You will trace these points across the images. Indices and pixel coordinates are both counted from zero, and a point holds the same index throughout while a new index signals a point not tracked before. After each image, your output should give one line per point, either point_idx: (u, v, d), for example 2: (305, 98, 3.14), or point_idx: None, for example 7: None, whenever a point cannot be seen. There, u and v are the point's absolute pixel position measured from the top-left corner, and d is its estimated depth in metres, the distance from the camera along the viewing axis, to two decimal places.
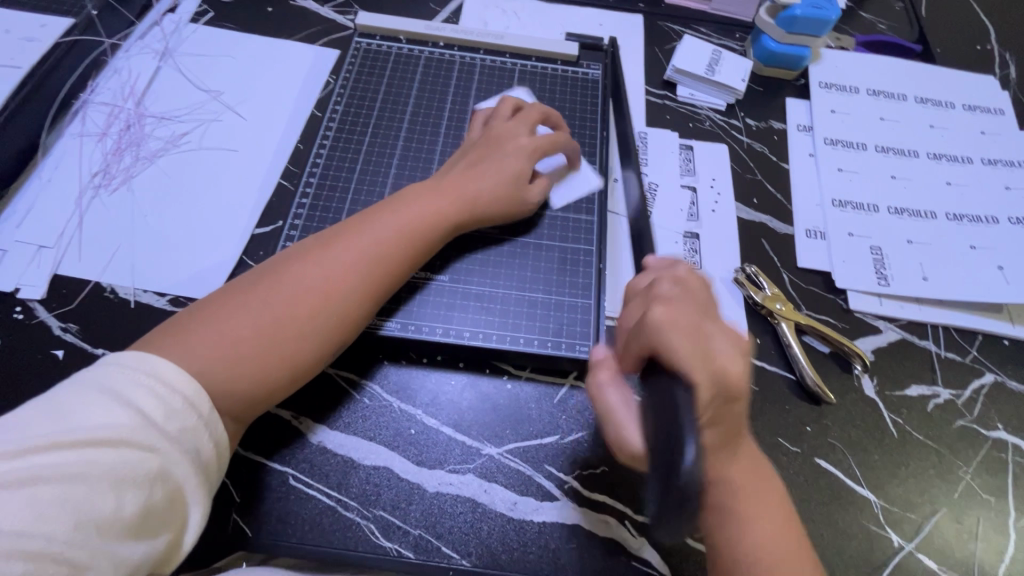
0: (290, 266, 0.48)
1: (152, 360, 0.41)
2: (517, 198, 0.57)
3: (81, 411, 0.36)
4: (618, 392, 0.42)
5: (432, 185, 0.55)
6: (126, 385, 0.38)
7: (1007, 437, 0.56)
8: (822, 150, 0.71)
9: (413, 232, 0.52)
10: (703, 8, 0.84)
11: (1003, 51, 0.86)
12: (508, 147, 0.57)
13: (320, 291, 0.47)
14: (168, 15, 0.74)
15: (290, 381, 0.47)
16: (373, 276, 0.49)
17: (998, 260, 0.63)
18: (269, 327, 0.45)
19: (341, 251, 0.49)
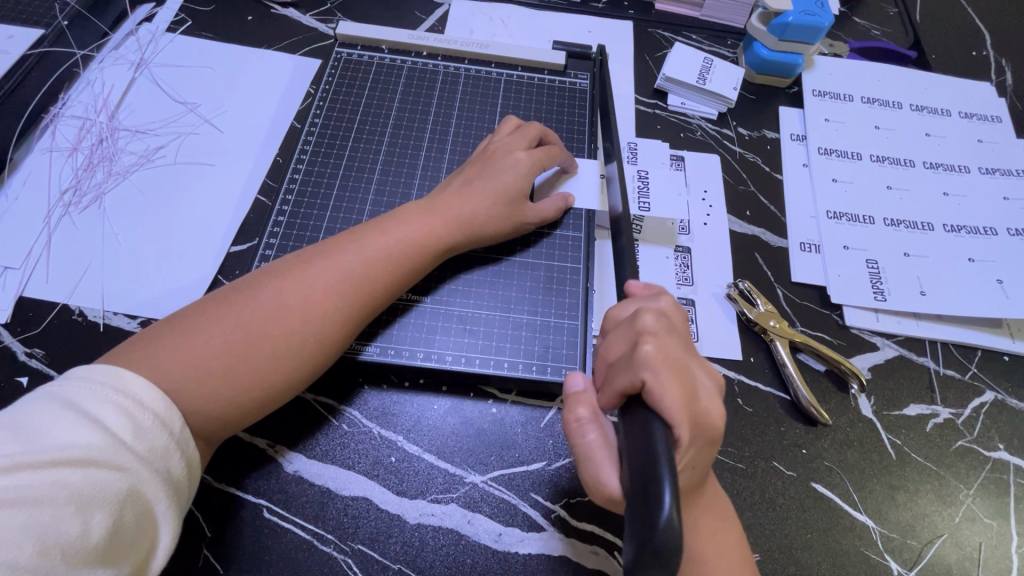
0: (273, 281, 0.46)
1: (118, 376, 0.38)
2: (514, 215, 0.54)
3: (47, 428, 0.34)
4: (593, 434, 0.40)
5: (423, 204, 0.53)
6: (92, 402, 0.36)
7: (1008, 457, 0.55)
8: (816, 161, 0.70)
9: (402, 253, 0.50)
10: (694, 15, 0.82)
11: (999, 57, 0.85)
12: (505, 164, 0.55)
13: (301, 311, 0.45)
14: (144, 24, 0.71)
15: (261, 405, 0.44)
16: (356, 297, 0.47)
17: (997, 274, 0.62)
18: (245, 345, 0.43)
19: (326, 270, 0.47)
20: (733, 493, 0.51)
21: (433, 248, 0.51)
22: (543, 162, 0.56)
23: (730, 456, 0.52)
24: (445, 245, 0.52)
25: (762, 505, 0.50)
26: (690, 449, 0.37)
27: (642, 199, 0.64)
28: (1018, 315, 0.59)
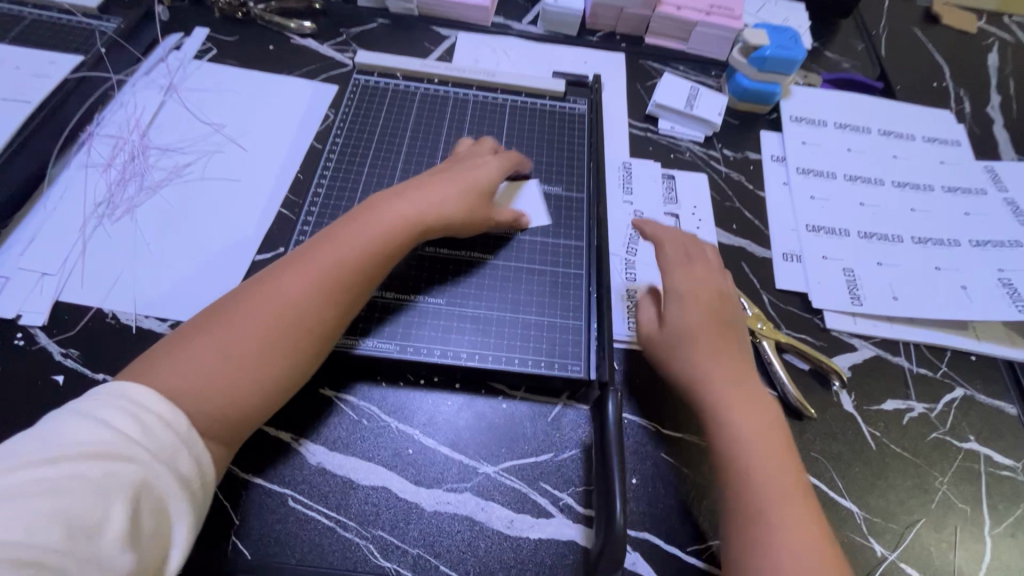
0: (260, 289, 0.49)
1: (127, 390, 0.41)
2: (482, 206, 0.59)
3: (69, 431, 0.38)
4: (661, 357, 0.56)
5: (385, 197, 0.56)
6: (105, 408, 0.40)
7: (978, 448, 0.59)
8: (795, 180, 0.76)
9: (373, 242, 0.53)
10: (681, 48, 0.90)
11: (957, 87, 0.93)
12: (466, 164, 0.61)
13: (281, 307, 0.48)
14: (173, 52, 0.77)
15: (266, 400, 0.46)
16: (332, 287, 0.50)
17: (962, 281, 0.67)
18: (237, 348, 0.46)
19: (305, 269, 0.50)
20: None
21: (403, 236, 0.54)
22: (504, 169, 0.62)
23: None
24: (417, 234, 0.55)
25: None
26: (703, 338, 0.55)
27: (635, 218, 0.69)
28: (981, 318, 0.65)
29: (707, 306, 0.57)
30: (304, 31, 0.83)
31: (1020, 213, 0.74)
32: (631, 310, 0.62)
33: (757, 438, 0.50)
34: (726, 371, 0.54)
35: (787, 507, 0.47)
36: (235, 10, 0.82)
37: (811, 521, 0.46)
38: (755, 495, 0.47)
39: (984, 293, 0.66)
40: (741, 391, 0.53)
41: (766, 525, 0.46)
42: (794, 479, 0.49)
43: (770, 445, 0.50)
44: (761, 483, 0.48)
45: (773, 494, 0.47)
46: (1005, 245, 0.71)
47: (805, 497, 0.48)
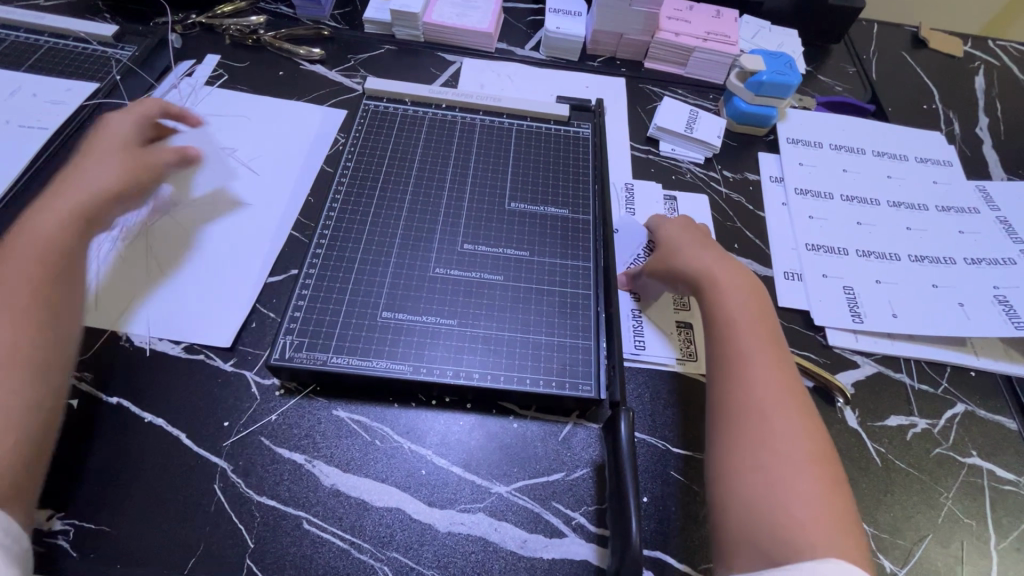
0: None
1: None
2: (128, 172, 0.60)
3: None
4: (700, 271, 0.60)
5: (52, 200, 0.56)
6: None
7: (981, 463, 0.60)
8: (793, 200, 0.78)
9: (48, 233, 0.52)
10: (679, 72, 0.93)
11: (947, 109, 0.96)
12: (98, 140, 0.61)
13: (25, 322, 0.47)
14: (185, 78, 0.78)
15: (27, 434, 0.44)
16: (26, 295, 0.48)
17: (960, 297, 0.69)
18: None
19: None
20: None
21: (72, 234, 0.53)
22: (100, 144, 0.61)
23: None
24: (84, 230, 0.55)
25: None
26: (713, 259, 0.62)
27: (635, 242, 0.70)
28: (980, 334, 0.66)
29: (703, 242, 0.64)
30: (313, 57, 0.85)
31: (1012, 231, 0.76)
32: (638, 329, 0.63)
33: (761, 371, 0.52)
34: (733, 308, 0.56)
35: (785, 436, 0.48)
36: (246, 37, 0.85)
37: (813, 452, 0.47)
38: (755, 423, 0.49)
39: (982, 309, 0.67)
40: (749, 328, 0.55)
41: (763, 451, 0.47)
42: (798, 412, 0.49)
43: (772, 378, 0.51)
44: (761, 414, 0.49)
45: (774, 425, 0.48)
46: (1000, 262, 0.72)
47: (808, 429, 0.49)
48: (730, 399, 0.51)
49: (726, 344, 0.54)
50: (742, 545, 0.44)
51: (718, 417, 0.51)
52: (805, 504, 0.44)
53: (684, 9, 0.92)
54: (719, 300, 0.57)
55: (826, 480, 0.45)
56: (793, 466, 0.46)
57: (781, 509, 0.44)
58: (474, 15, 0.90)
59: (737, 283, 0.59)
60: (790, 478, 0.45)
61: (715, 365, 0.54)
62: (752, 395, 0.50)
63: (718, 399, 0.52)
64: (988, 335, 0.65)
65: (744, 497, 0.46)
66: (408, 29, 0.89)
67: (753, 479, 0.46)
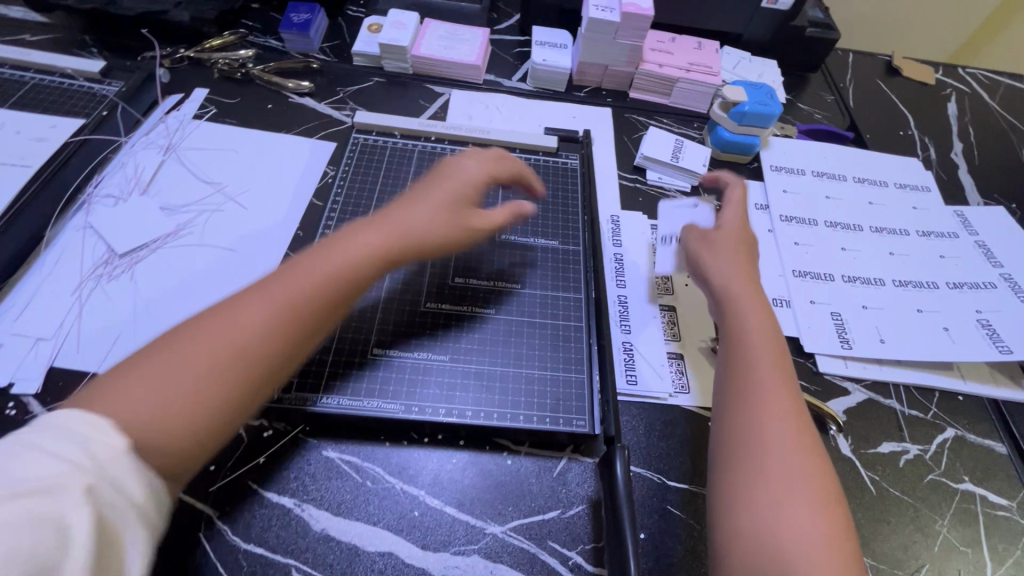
0: (232, 310, 0.46)
1: (79, 419, 0.37)
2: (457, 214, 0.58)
3: (28, 441, 0.34)
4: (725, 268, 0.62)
5: (371, 221, 0.56)
6: (52, 441, 0.34)
7: (973, 488, 0.60)
8: (779, 227, 0.79)
9: (358, 258, 0.52)
10: (664, 102, 0.95)
11: (922, 135, 0.99)
12: (444, 181, 0.59)
13: (243, 340, 0.45)
14: (172, 112, 0.78)
15: (218, 426, 0.43)
16: (308, 304, 0.48)
17: (945, 322, 0.70)
18: (209, 344, 0.44)
19: (261, 302, 0.47)
20: None
21: (380, 265, 0.53)
22: (487, 173, 0.63)
23: None
24: (420, 254, 0.56)
25: None
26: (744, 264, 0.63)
27: (619, 276, 0.71)
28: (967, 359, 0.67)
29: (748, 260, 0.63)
30: (302, 90, 0.85)
31: (991, 255, 0.78)
32: (629, 363, 0.63)
33: (780, 419, 0.50)
34: (756, 349, 0.55)
35: (802, 487, 0.46)
36: (234, 71, 0.85)
37: (828, 504, 0.46)
38: (773, 472, 0.47)
39: (966, 333, 0.69)
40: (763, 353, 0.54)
41: (779, 501, 0.45)
42: (817, 464, 0.48)
43: (792, 426, 0.49)
44: (778, 461, 0.47)
45: (792, 477, 0.46)
46: (981, 287, 0.74)
47: (824, 481, 0.47)
48: (747, 446, 0.49)
49: (745, 386, 0.52)
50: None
51: (734, 461, 0.49)
52: (817, 555, 0.43)
53: (667, 41, 0.94)
54: (743, 342, 0.55)
55: (838, 535, 0.44)
56: (806, 520, 0.44)
57: (794, 560, 0.42)
58: (462, 47, 0.92)
59: (761, 318, 0.57)
60: (804, 531, 0.44)
61: (732, 407, 0.52)
62: (770, 444, 0.48)
63: (733, 442, 0.50)
64: (974, 360, 0.66)
65: (755, 544, 0.44)
66: (397, 62, 0.90)
67: (768, 526, 0.44)
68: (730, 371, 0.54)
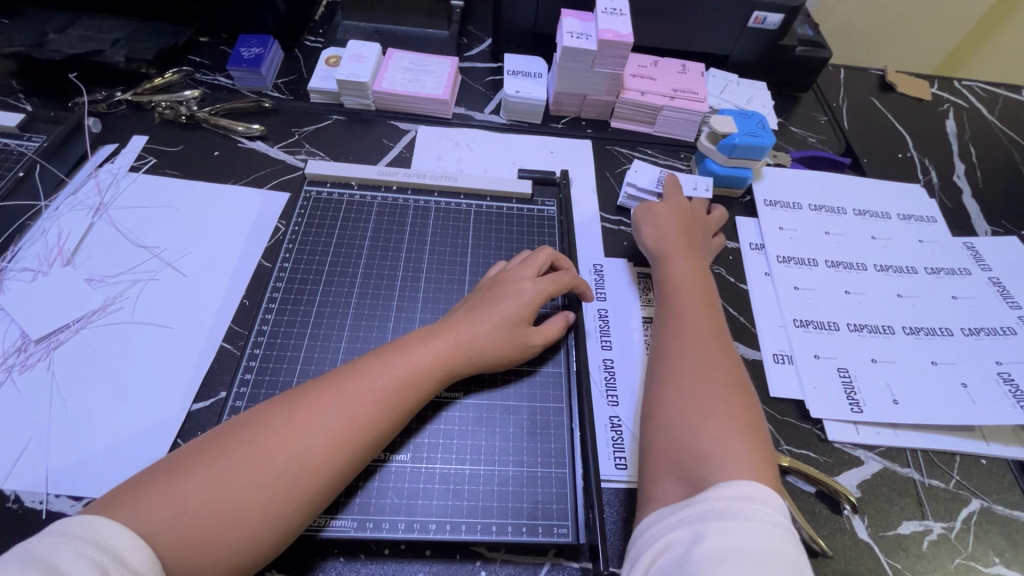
0: (285, 417, 0.45)
1: (103, 529, 0.36)
2: (524, 334, 0.55)
3: (50, 558, 0.33)
4: (666, 247, 0.66)
5: (439, 325, 0.55)
6: (65, 556, 0.34)
7: (1007, 572, 0.54)
8: (776, 270, 0.73)
9: (422, 368, 0.51)
10: (648, 131, 0.88)
11: (922, 157, 0.93)
12: (510, 294, 0.57)
13: (291, 455, 0.44)
14: (105, 165, 0.71)
15: (247, 557, 0.41)
16: (337, 442, 0.45)
17: (961, 377, 0.64)
18: (239, 462, 0.43)
19: (319, 407, 0.46)
20: None
21: (440, 379, 0.51)
22: (553, 290, 0.58)
23: None
24: (478, 367, 0.54)
25: None
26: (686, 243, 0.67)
27: (603, 336, 0.64)
28: (991, 420, 0.60)
29: (691, 225, 0.69)
30: (252, 134, 0.78)
31: (1007, 293, 0.72)
32: (618, 442, 0.56)
33: (694, 333, 0.56)
34: (680, 284, 0.62)
35: (712, 385, 0.51)
36: (178, 115, 0.78)
37: (736, 400, 0.50)
38: (685, 375, 0.52)
39: (985, 389, 0.63)
40: (687, 300, 0.60)
41: (690, 397, 0.50)
42: (727, 368, 0.53)
43: (702, 338, 0.56)
44: (690, 366, 0.53)
45: (701, 376, 0.52)
46: (999, 333, 0.68)
47: (735, 385, 0.52)
48: (665, 356, 0.55)
49: (668, 313, 0.60)
50: (668, 483, 0.46)
51: (655, 372, 0.55)
52: (724, 438, 0.46)
53: (649, 65, 0.87)
54: (669, 308, 0.60)
55: (746, 424, 0.48)
56: (713, 412, 0.49)
57: (701, 441, 0.47)
58: (429, 79, 0.85)
59: (689, 263, 0.64)
60: (709, 418, 0.48)
61: (658, 346, 0.57)
62: (683, 352, 0.54)
63: (656, 357, 0.56)
64: (997, 422, 0.60)
65: (668, 437, 0.49)
66: (358, 98, 0.83)
67: (678, 419, 0.49)
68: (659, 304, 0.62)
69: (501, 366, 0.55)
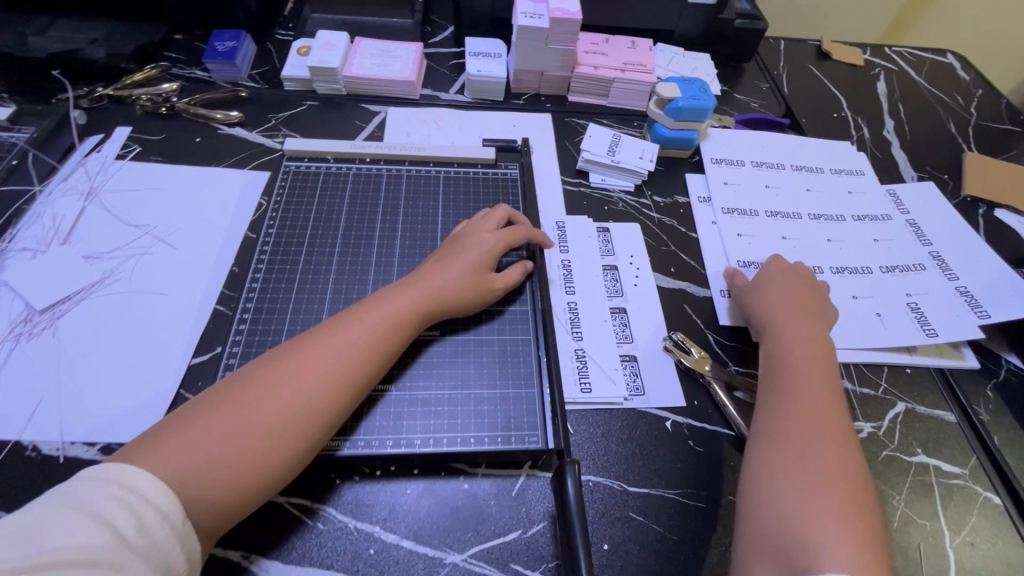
0: (277, 368, 0.50)
1: (126, 473, 0.40)
2: (485, 280, 0.61)
3: (83, 499, 0.38)
4: (781, 312, 0.64)
5: (408, 280, 0.60)
6: (95, 497, 0.38)
7: (927, 460, 0.61)
8: (722, 218, 0.80)
9: (396, 313, 0.56)
10: (603, 103, 0.95)
11: (855, 116, 1.02)
12: (470, 244, 0.63)
13: (290, 400, 0.48)
14: (92, 154, 0.75)
15: (257, 489, 0.46)
16: (335, 388, 0.50)
17: (877, 308, 0.71)
18: (255, 416, 0.47)
19: (309, 355, 0.51)
20: (700, 534, 0.54)
21: (415, 324, 0.57)
22: (510, 241, 0.65)
23: (690, 497, 0.56)
24: (446, 312, 0.59)
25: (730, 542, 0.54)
26: (798, 309, 0.65)
27: (567, 283, 0.70)
28: (899, 341, 0.68)
29: (802, 289, 0.67)
30: (231, 121, 0.83)
31: (921, 234, 0.81)
32: (582, 370, 0.63)
33: (813, 414, 0.54)
34: (792, 351, 0.60)
35: (827, 475, 0.50)
36: (158, 106, 0.82)
37: (849, 494, 0.49)
38: (800, 458, 0.51)
39: (897, 317, 0.71)
40: (805, 369, 0.58)
41: (801, 482, 0.49)
42: (845, 456, 0.52)
43: (821, 419, 0.54)
44: (805, 449, 0.52)
45: (816, 462, 0.51)
46: (911, 269, 0.76)
47: (853, 477, 0.50)
48: (773, 433, 0.54)
49: (783, 381, 0.58)
50: (762, 557, 0.47)
51: (763, 441, 0.54)
52: (829, 531, 0.46)
53: (600, 41, 0.94)
54: (785, 376, 0.58)
55: (856, 521, 0.47)
56: (822, 503, 0.48)
57: (805, 530, 0.47)
58: (396, 64, 0.90)
59: (805, 331, 0.62)
60: (818, 508, 0.48)
61: (768, 413, 0.56)
62: (799, 433, 0.53)
63: (761, 430, 0.55)
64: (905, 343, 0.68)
65: (771, 510, 0.49)
66: (329, 83, 0.88)
67: (784, 497, 0.49)
68: (769, 370, 0.60)
69: (467, 310, 0.60)
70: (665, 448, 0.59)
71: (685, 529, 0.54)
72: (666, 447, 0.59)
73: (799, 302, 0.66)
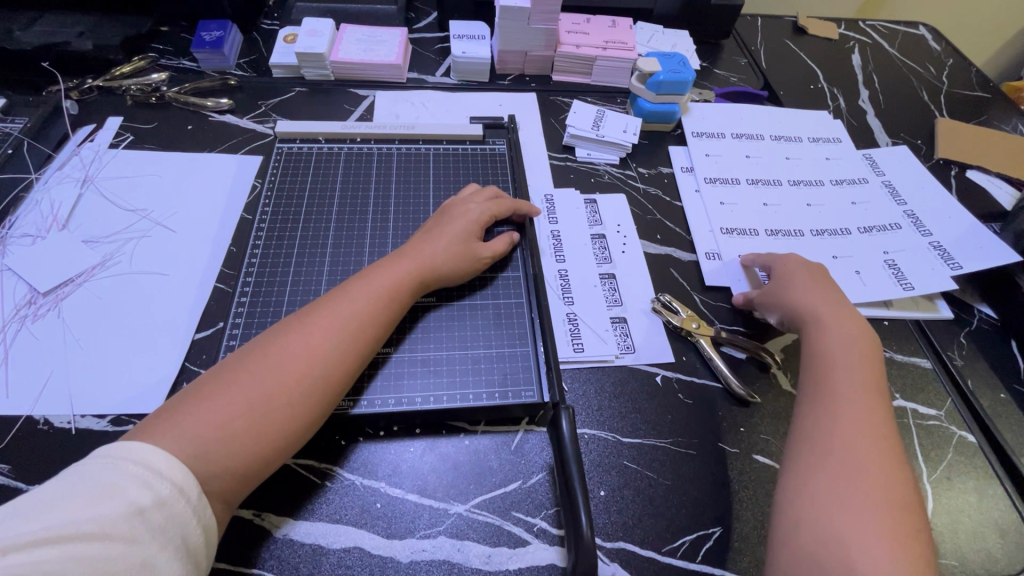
0: (279, 339, 0.51)
1: (142, 450, 0.41)
2: (472, 247, 0.63)
3: (95, 476, 0.39)
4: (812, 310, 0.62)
5: (400, 253, 0.61)
6: (110, 474, 0.39)
7: (904, 403, 0.64)
8: (704, 187, 0.83)
9: (391, 283, 0.57)
10: (586, 81, 0.97)
11: (831, 87, 1.05)
12: (457, 215, 0.65)
13: (295, 372, 0.49)
14: (86, 144, 0.77)
15: (267, 458, 0.47)
16: (341, 362, 0.52)
17: (856, 266, 0.74)
18: (266, 393, 0.48)
19: (312, 330, 0.52)
20: (691, 478, 0.57)
21: (409, 294, 0.58)
22: (496, 211, 0.67)
23: (681, 445, 0.59)
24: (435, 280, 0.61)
25: (718, 485, 0.56)
26: (830, 306, 0.62)
27: (557, 252, 0.73)
28: (877, 295, 0.71)
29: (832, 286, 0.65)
30: (222, 108, 0.84)
31: (897, 194, 0.84)
32: (574, 331, 0.65)
33: (857, 424, 0.52)
34: (830, 354, 0.58)
35: (871, 482, 0.48)
36: (148, 96, 0.83)
37: (897, 507, 0.47)
38: (845, 471, 0.49)
39: (874, 273, 0.74)
40: (846, 373, 0.56)
41: (848, 498, 0.47)
42: (885, 457, 0.50)
43: (864, 424, 0.52)
44: (850, 460, 0.49)
45: (860, 476, 0.48)
46: (888, 228, 0.79)
47: (899, 489, 0.48)
48: (812, 442, 0.52)
49: (824, 388, 0.55)
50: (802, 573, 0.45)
51: (803, 452, 0.51)
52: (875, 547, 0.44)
53: (582, 21, 0.97)
54: (823, 382, 0.56)
55: (903, 533, 0.45)
56: (870, 519, 0.46)
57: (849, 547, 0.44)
58: (381, 48, 0.92)
59: (841, 330, 0.60)
60: (865, 527, 0.45)
61: (807, 421, 0.54)
62: (845, 447, 0.50)
63: (801, 440, 0.53)
64: (883, 296, 0.71)
65: (813, 525, 0.47)
66: (317, 69, 0.90)
67: (827, 512, 0.47)
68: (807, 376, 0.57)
69: (456, 279, 0.62)
70: (656, 402, 0.62)
71: (678, 474, 0.57)
72: (657, 400, 0.62)
73: (830, 298, 0.63)
